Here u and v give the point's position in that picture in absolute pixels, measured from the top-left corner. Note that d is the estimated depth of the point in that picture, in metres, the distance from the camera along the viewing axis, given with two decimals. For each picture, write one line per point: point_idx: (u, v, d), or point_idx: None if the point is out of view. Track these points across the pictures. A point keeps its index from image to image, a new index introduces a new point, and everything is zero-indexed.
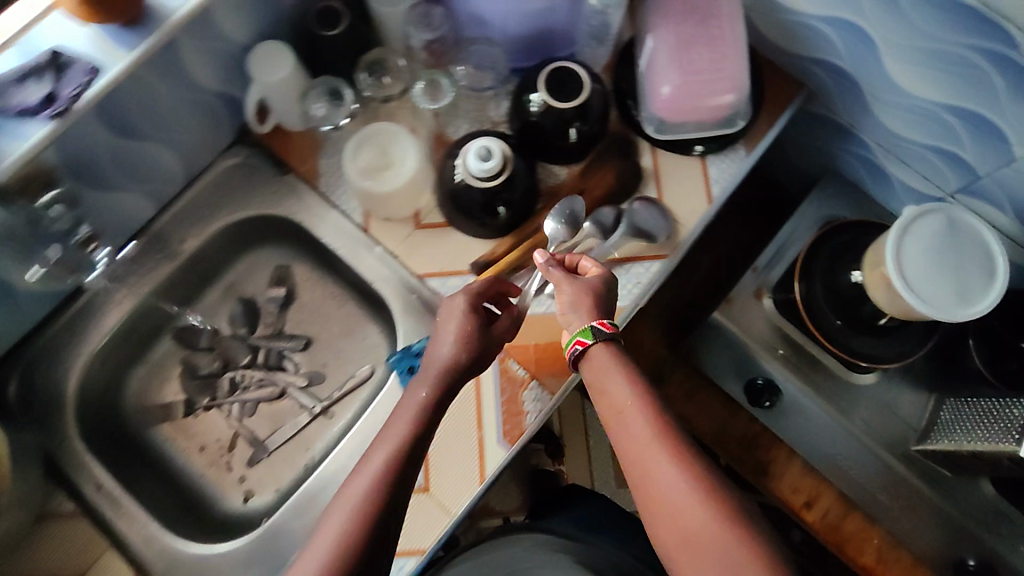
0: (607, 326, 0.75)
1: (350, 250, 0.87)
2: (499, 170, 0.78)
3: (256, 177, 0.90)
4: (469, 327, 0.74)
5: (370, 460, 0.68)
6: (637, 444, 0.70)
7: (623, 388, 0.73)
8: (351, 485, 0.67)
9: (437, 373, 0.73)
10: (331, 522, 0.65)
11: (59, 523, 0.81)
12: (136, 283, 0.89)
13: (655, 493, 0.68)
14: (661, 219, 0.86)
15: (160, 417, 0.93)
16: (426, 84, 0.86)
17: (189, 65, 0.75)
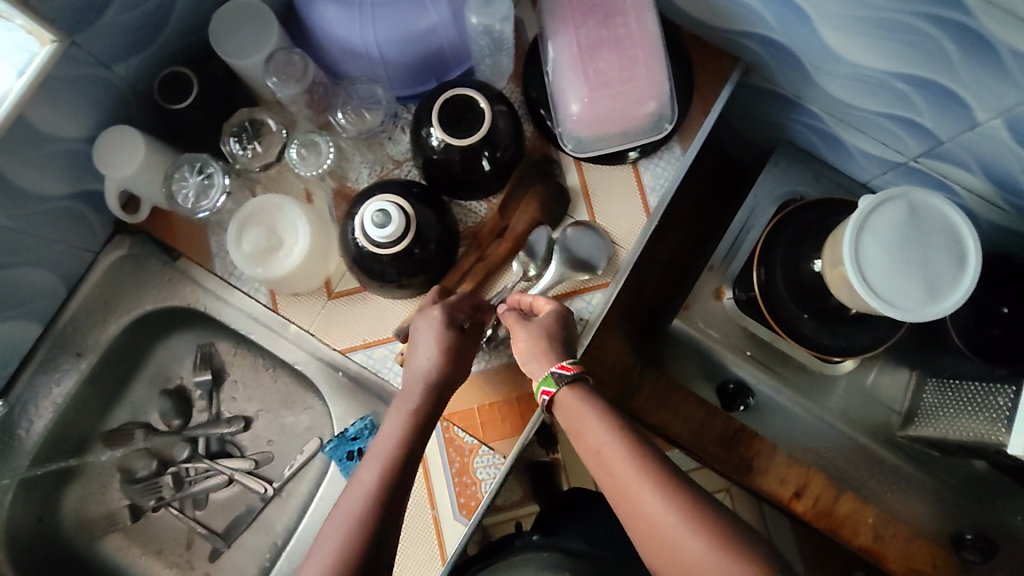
0: (569, 370, 0.65)
1: (266, 332, 0.81)
2: (399, 234, 0.69)
3: (145, 268, 0.83)
4: (451, 338, 0.68)
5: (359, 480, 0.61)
6: (630, 494, 0.58)
7: (598, 429, 0.61)
8: (340, 510, 0.59)
9: (419, 390, 0.66)
10: (321, 553, 0.57)
11: None
12: (39, 403, 0.82)
13: (663, 547, 0.55)
14: (598, 244, 0.77)
15: (108, 530, 0.88)
16: (303, 146, 0.75)
17: (17, 176, 0.67)
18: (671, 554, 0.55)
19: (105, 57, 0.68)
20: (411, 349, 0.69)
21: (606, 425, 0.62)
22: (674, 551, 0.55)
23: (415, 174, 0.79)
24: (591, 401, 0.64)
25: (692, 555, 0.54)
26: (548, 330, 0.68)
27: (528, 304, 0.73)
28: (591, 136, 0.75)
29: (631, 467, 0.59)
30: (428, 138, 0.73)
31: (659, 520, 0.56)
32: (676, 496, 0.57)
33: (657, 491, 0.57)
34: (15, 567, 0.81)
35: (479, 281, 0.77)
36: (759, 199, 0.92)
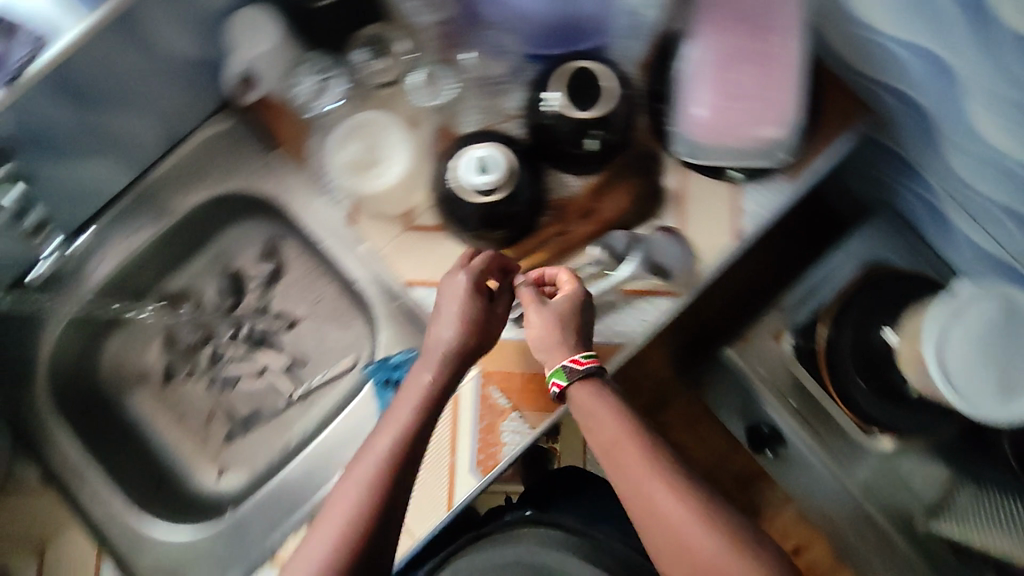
0: (581, 364, 0.65)
1: (335, 244, 0.84)
2: (499, 178, 0.70)
3: (240, 149, 0.85)
4: (474, 307, 0.68)
5: (373, 452, 0.61)
6: (641, 490, 0.59)
7: (613, 424, 0.61)
8: (352, 478, 0.61)
9: (440, 361, 0.66)
10: (335, 514, 0.59)
11: (31, 487, 0.84)
12: (117, 248, 0.86)
13: (676, 546, 0.57)
14: (681, 252, 0.76)
15: (136, 386, 0.91)
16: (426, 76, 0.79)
17: (152, 31, 0.69)
18: (683, 553, 0.56)
19: None
20: (434, 315, 0.69)
21: (619, 422, 0.62)
22: (685, 547, 0.56)
23: (520, 133, 0.77)
24: (605, 395, 0.64)
25: (704, 552, 0.56)
26: (564, 315, 0.67)
27: (549, 277, 0.72)
28: (709, 145, 0.73)
29: (648, 465, 0.59)
30: (544, 102, 0.72)
31: (670, 518, 0.57)
32: (689, 495, 0.58)
33: (672, 489, 0.58)
34: (50, 390, 0.85)
35: (553, 254, 0.79)
36: (845, 257, 0.91)
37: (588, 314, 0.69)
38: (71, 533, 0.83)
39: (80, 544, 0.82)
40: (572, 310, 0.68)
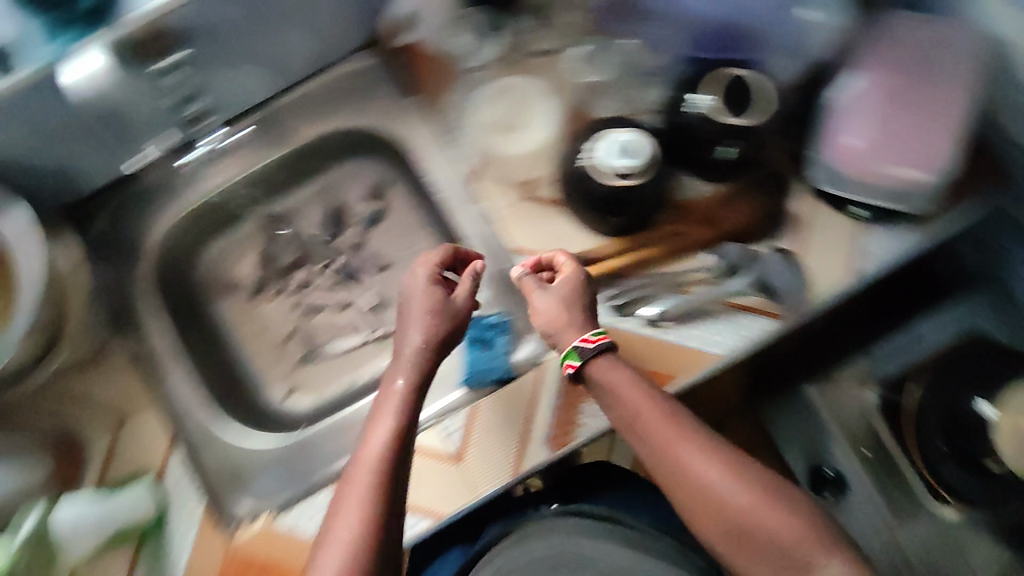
0: (591, 342, 0.64)
1: (453, 197, 0.84)
2: (648, 159, 0.71)
3: (380, 86, 0.86)
4: (435, 300, 0.68)
5: (361, 460, 0.59)
6: (664, 453, 0.59)
7: (630, 392, 0.61)
8: (350, 492, 0.58)
9: (415, 365, 0.65)
10: (340, 526, 0.56)
11: (114, 363, 0.81)
12: (248, 156, 0.89)
13: (710, 503, 0.57)
14: (796, 278, 0.74)
15: (226, 291, 0.91)
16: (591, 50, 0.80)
17: None
18: (716, 508, 0.56)
19: None
20: (403, 327, 0.68)
21: (634, 389, 0.62)
22: (722, 501, 0.56)
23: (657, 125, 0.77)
24: (618, 366, 0.64)
25: (742, 506, 0.56)
26: (570, 292, 0.68)
27: (547, 261, 0.73)
28: (847, 177, 0.71)
29: (678, 429, 0.59)
30: (690, 103, 0.73)
31: (698, 475, 0.57)
32: (720, 452, 0.58)
33: (696, 446, 0.58)
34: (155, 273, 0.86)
35: (664, 254, 0.78)
36: (937, 322, 0.89)
37: (589, 289, 0.70)
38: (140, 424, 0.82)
39: (149, 433, 0.82)
40: (574, 289, 0.69)
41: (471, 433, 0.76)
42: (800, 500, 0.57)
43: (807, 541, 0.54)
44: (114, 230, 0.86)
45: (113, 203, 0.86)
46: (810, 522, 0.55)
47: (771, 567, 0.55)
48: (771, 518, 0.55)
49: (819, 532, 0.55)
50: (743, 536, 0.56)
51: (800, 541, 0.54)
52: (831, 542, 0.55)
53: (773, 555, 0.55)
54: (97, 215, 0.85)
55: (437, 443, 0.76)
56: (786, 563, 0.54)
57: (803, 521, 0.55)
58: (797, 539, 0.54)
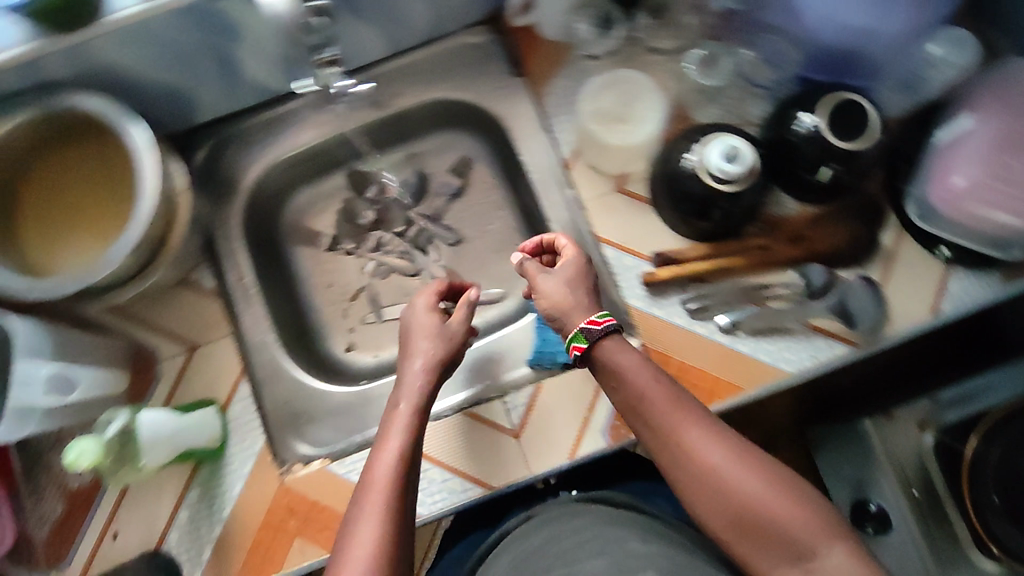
0: (598, 323, 0.63)
1: (544, 181, 0.84)
2: (752, 165, 0.71)
3: (486, 64, 0.86)
4: (433, 326, 0.70)
5: (371, 484, 0.58)
6: (669, 434, 0.58)
7: (637, 373, 0.61)
8: (364, 514, 0.56)
9: (419, 392, 0.66)
10: (364, 536, 0.55)
11: (194, 296, 0.81)
12: (343, 117, 0.89)
13: (714, 485, 0.56)
14: (875, 305, 0.76)
15: (303, 241, 0.94)
16: (706, 55, 0.80)
17: None
18: (719, 489, 0.55)
19: None
20: (404, 355, 0.69)
21: (641, 372, 0.61)
22: (727, 482, 0.55)
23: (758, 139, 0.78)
24: (624, 350, 0.63)
25: (749, 492, 0.55)
26: (574, 276, 0.67)
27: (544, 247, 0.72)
28: (944, 216, 0.73)
29: (686, 410, 0.59)
30: (797, 121, 0.74)
31: (703, 456, 0.57)
32: (726, 435, 0.58)
33: (702, 429, 0.58)
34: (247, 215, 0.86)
35: (750, 264, 0.78)
36: None
37: (593, 273, 0.68)
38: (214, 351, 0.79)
39: (222, 363, 0.79)
40: (579, 272, 0.68)
41: (532, 411, 0.78)
42: (810, 492, 0.56)
43: (811, 530, 0.53)
44: (213, 166, 0.85)
45: (214, 140, 0.86)
46: (817, 512, 0.54)
47: (773, 553, 0.53)
48: (776, 503, 0.54)
49: (827, 523, 0.54)
50: (744, 521, 0.54)
51: (804, 528, 0.53)
52: (837, 534, 0.53)
53: (776, 542, 0.53)
54: (198, 150, 0.85)
55: (498, 417, 0.79)
56: (790, 550, 0.53)
57: (811, 510, 0.54)
58: (802, 527, 0.53)
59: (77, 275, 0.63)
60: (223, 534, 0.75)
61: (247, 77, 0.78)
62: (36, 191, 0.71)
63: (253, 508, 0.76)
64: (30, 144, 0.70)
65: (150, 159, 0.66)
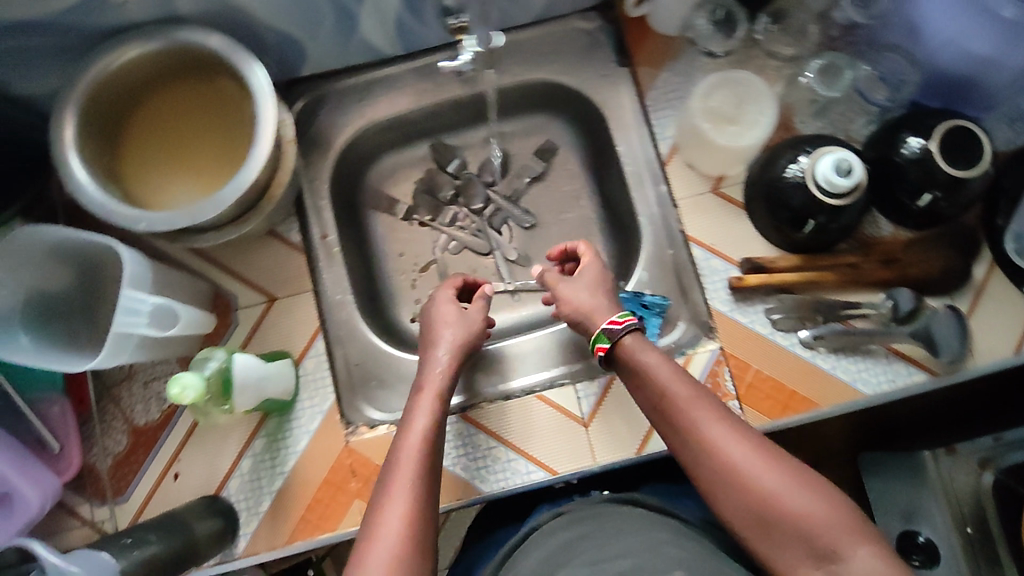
0: (618, 323, 0.67)
1: (638, 174, 0.83)
2: (863, 180, 0.71)
3: (594, 51, 0.86)
4: (448, 316, 0.77)
5: (399, 463, 0.61)
6: (690, 431, 0.59)
7: (660, 372, 0.62)
8: (391, 489, 0.60)
9: (443, 377, 0.71)
10: (392, 512, 0.57)
11: (280, 247, 0.80)
12: (430, 90, 0.86)
13: (735, 483, 0.55)
14: (962, 337, 0.75)
15: (381, 208, 0.94)
16: (825, 65, 0.78)
17: None
18: (739, 487, 0.55)
19: None
20: (431, 347, 0.75)
21: (662, 371, 0.63)
22: (747, 479, 0.55)
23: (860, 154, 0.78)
24: (643, 350, 0.65)
25: (769, 488, 0.54)
26: (595, 281, 0.73)
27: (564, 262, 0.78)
28: None
29: (705, 407, 0.59)
30: (905, 143, 0.73)
31: (722, 452, 0.57)
32: (748, 433, 0.58)
33: (722, 425, 0.58)
34: (333, 174, 0.85)
35: (839, 282, 0.78)
36: None
37: (611, 277, 0.74)
38: (285, 309, 0.79)
39: (298, 319, 0.79)
40: (599, 278, 0.74)
41: (602, 403, 0.78)
42: (833, 491, 0.54)
43: (835, 530, 0.52)
44: (309, 120, 0.85)
45: (312, 94, 0.85)
46: (844, 513, 0.53)
47: (798, 554, 0.53)
48: (796, 501, 0.53)
49: (854, 523, 0.52)
50: (763, 518, 0.54)
51: (829, 528, 0.52)
52: (862, 533, 0.52)
53: (799, 542, 0.52)
54: (296, 103, 0.85)
55: (568, 405, 0.78)
56: (813, 551, 0.52)
57: (832, 510, 0.52)
58: (825, 527, 0.52)
59: (191, 212, 0.63)
60: (281, 488, 0.75)
61: (360, 35, 0.78)
62: (145, 131, 0.71)
63: (314, 467, 0.76)
64: (143, 81, 0.70)
65: (269, 104, 0.65)
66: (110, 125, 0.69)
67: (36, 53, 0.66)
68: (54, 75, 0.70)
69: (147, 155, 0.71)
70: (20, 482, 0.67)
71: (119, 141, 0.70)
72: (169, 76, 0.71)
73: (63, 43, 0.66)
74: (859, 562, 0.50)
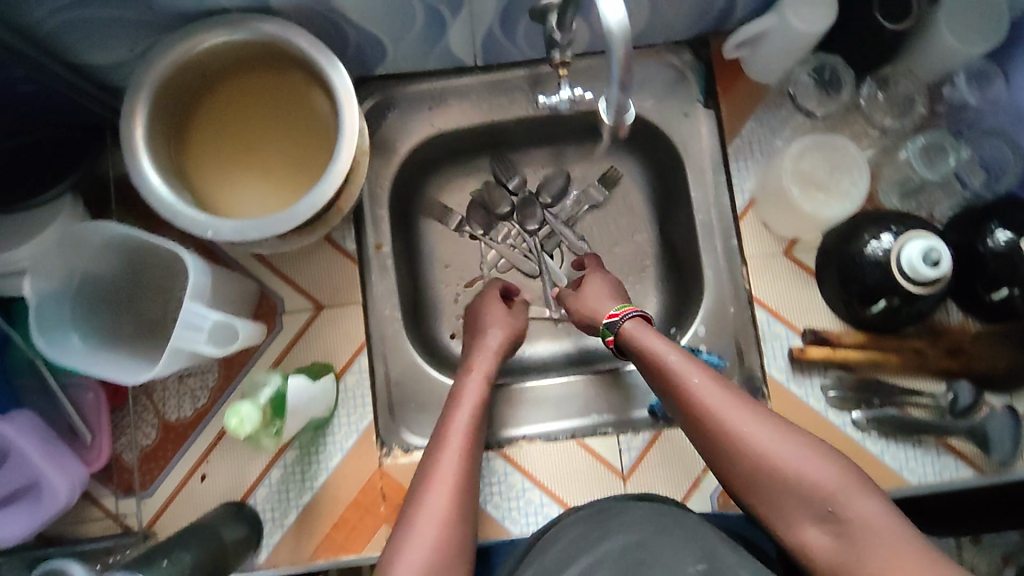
0: (615, 316, 0.71)
1: (707, 225, 0.81)
2: (947, 273, 0.67)
3: (679, 89, 0.82)
4: (491, 308, 0.80)
5: (451, 431, 0.66)
6: (694, 406, 0.62)
7: (663, 350, 0.65)
8: (441, 456, 0.64)
9: (492, 361, 0.74)
10: (441, 476, 0.62)
11: (332, 254, 0.78)
12: (502, 106, 0.82)
13: (740, 451, 0.59)
14: (1015, 440, 0.74)
15: (434, 216, 0.91)
16: (928, 143, 0.75)
17: None
18: (745, 455, 0.58)
19: None
20: (478, 335, 0.78)
21: (665, 349, 0.66)
22: (748, 448, 0.58)
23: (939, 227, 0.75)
24: (647, 333, 0.68)
25: (773, 453, 0.58)
26: (600, 284, 0.78)
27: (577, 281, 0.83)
28: None
29: (709, 381, 0.62)
30: (989, 233, 0.69)
31: (727, 423, 0.60)
32: (747, 402, 0.61)
33: (725, 397, 0.61)
34: (393, 182, 0.82)
35: (900, 365, 0.76)
36: None
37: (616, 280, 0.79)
38: (331, 319, 0.76)
39: (343, 332, 0.76)
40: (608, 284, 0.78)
41: (644, 455, 0.76)
42: (833, 452, 0.58)
43: (834, 489, 0.55)
44: (375, 121, 0.81)
45: (381, 95, 0.81)
46: (842, 469, 0.56)
47: (802, 515, 0.56)
48: (801, 465, 0.57)
49: (853, 481, 0.56)
50: (768, 479, 0.57)
51: (828, 488, 0.55)
52: (861, 486, 0.55)
53: (802, 503, 0.56)
54: (363, 104, 0.81)
55: (609, 455, 0.76)
56: (812, 507, 0.56)
57: (834, 469, 0.56)
58: (825, 487, 0.55)
59: (261, 224, 0.60)
60: (309, 502, 0.73)
61: (442, 45, 0.74)
62: (212, 119, 0.66)
63: (346, 484, 0.74)
64: (235, 61, 0.65)
65: (351, 116, 0.62)
66: (177, 109, 0.64)
67: (110, 30, 0.63)
68: (130, 49, 0.67)
69: (213, 148, 0.66)
70: (49, 470, 0.65)
71: (185, 129, 0.65)
72: (244, 65, 0.66)
73: (144, 19, 0.63)
74: (858, 518, 0.54)
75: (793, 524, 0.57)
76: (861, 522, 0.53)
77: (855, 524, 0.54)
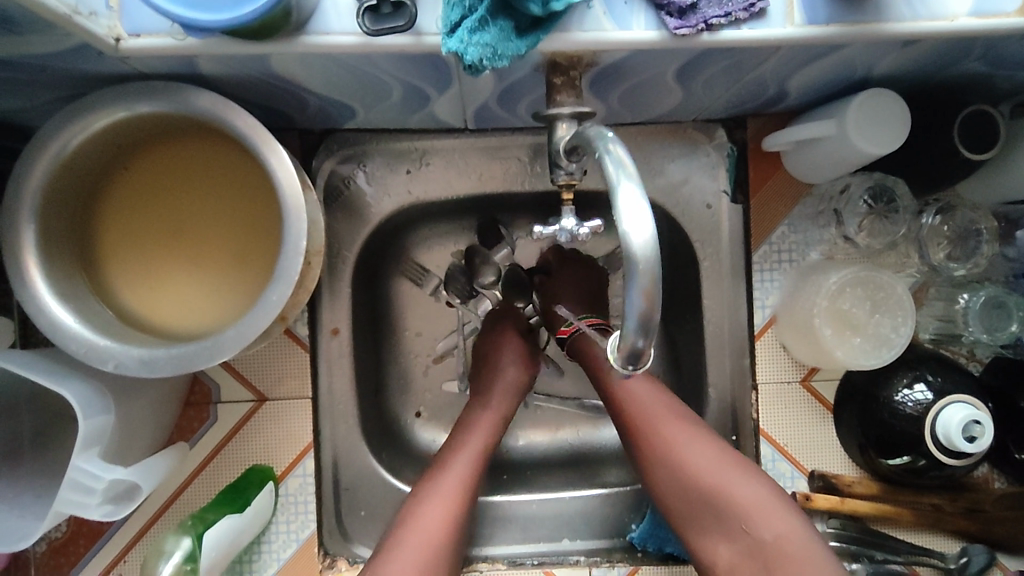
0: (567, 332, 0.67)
1: (718, 339, 0.70)
2: (982, 449, 0.58)
3: (705, 176, 0.68)
4: (520, 342, 0.70)
5: (438, 497, 0.58)
6: (633, 417, 0.60)
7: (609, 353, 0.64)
8: (419, 516, 0.57)
9: (514, 397, 0.68)
10: (414, 543, 0.55)
11: (279, 339, 0.66)
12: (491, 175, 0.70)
13: (669, 462, 0.57)
14: None
15: (409, 276, 0.76)
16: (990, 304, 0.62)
17: (809, 67, 0.51)
18: (674, 469, 0.57)
19: (995, 64, 0.53)
20: (494, 366, 0.69)
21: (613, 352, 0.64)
22: (673, 459, 0.57)
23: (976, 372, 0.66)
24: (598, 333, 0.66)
25: (702, 467, 0.56)
26: (577, 280, 0.71)
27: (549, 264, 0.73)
28: None
29: (654, 394, 0.61)
30: None
31: (661, 433, 0.58)
32: (689, 422, 0.59)
33: (672, 417, 0.59)
34: (359, 251, 0.70)
35: (915, 522, 0.67)
36: None
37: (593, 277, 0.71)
38: (274, 414, 0.66)
39: (288, 430, 0.66)
40: (579, 285, 0.71)
41: None
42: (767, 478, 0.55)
43: (754, 508, 0.52)
44: (342, 180, 0.68)
45: (349, 149, 0.68)
46: (771, 494, 0.53)
47: (720, 535, 0.54)
48: (728, 486, 0.54)
49: (776, 503, 0.53)
50: (691, 493, 0.55)
51: (747, 504, 0.53)
52: (783, 512, 0.52)
53: (720, 521, 0.54)
54: (329, 159, 0.68)
55: None
56: (730, 529, 0.53)
57: (760, 492, 0.53)
58: (746, 504, 0.53)
59: (173, 356, 0.48)
60: None
61: (427, 113, 0.60)
62: (133, 193, 0.54)
63: None
64: (160, 130, 0.51)
65: (295, 226, 0.49)
66: (88, 183, 0.52)
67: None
68: (31, 109, 0.53)
69: (137, 235, 0.54)
70: None
71: (99, 207, 0.53)
72: (177, 136, 0.53)
73: (46, 86, 0.49)
74: (775, 542, 0.51)
75: (713, 548, 0.54)
76: (777, 548, 0.51)
77: (770, 547, 0.51)
